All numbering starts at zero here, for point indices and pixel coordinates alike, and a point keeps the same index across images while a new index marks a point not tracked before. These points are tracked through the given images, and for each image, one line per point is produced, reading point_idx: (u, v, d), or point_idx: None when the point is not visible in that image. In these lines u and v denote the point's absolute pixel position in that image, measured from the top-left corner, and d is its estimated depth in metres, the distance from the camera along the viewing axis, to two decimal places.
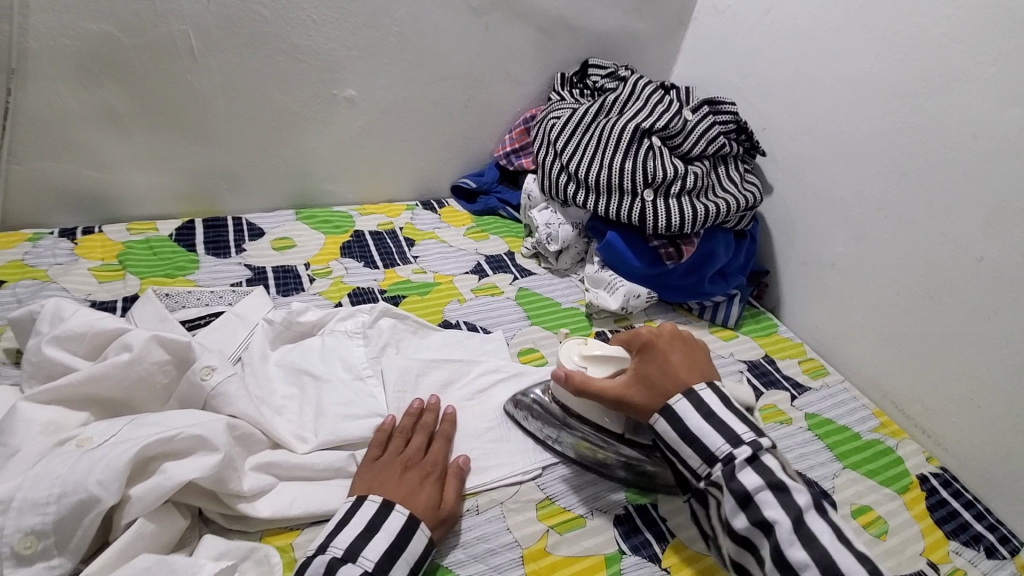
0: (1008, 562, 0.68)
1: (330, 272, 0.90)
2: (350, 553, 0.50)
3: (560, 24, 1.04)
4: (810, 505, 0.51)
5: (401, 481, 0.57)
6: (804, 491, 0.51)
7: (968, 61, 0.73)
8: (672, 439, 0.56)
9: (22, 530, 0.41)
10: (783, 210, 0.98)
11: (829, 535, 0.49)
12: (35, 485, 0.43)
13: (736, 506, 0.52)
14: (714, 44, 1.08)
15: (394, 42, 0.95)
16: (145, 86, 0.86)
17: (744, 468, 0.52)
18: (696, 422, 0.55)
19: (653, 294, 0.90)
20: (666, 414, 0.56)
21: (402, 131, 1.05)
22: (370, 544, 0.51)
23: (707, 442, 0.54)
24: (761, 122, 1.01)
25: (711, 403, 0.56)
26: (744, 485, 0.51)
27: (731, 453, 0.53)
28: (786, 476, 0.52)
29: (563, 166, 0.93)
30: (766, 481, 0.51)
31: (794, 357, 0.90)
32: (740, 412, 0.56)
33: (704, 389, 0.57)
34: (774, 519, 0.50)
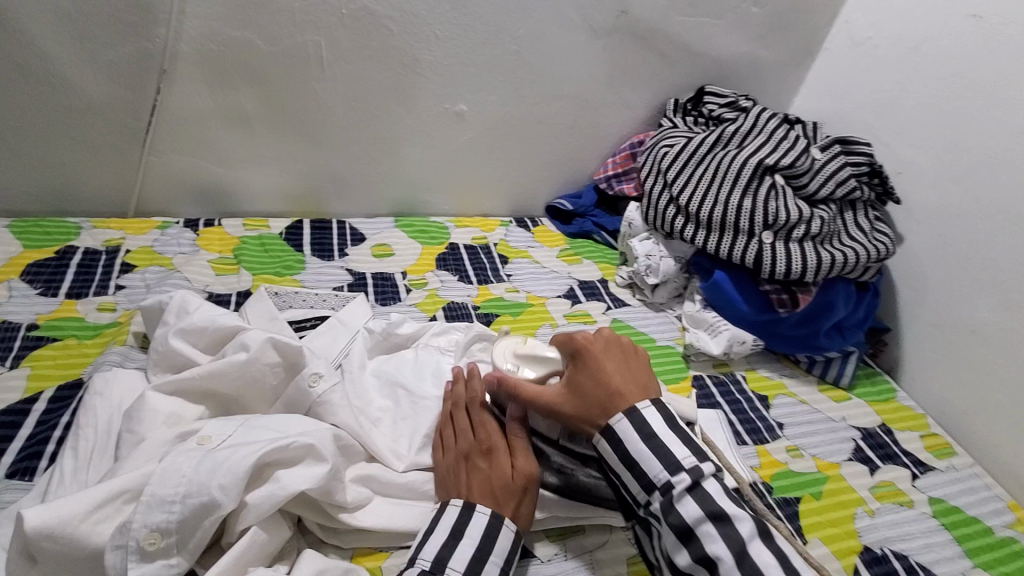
0: None
1: (425, 283, 0.91)
2: (438, 562, 0.50)
3: (679, 48, 1.00)
4: (753, 534, 0.48)
5: (471, 473, 0.57)
6: (748, 519, 0.48)
7: None
8: (614, 462, 0.53)
9: (149, 526, 0.43)
10: (914, 264, 0.89)
11: (774, 566, 0.47)
12: (164, 482, 0.45)
13: (679, 541, 0.50)
14: (847, 77, 1.01)
15: (511, 60, 0.95)
16: (275, 91, 0.90)
17: (682, 498, 0.50)
18: (636, 445, 0.52)
19: (759, 341, 0.84)
20: (607, 434, 0.53)
21: (506, 148, 1.05)
22: (456, 553, 0.51)
23: (646, 469, 0.51)
24: (897, 165, 0.92)
25: (639, 438, 0.52)
26: (684, 516, 0.49)
27: (669, 482, 0.50)
28: (727, 504, 0.49)
29: (673, 197, 0.89)
30: (705, 512, 0.49)
31: (915, 430, 0.81)
32: (685, 433, 0.54)
33: (619, 421, 0.53)
34: (716, 556, 0.47)
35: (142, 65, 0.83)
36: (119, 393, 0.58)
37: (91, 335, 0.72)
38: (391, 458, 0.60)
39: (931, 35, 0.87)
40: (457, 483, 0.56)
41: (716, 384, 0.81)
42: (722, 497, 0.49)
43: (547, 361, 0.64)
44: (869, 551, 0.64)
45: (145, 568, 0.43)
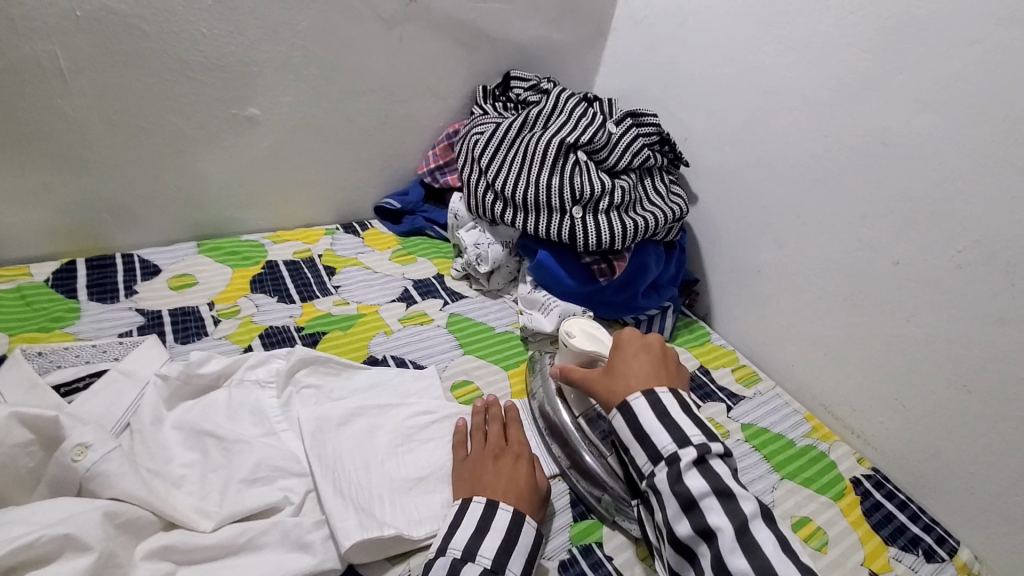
0: (947, 563, 0.69)
1: (237, 311, 0.82)
2: (469, 550, 0.53)
3: (477, 35, 1.00)
4: (755, 514, 0.50)
5: (496, 469, 0.61)
6: (752, 500, 0.51)
7: (880, 68, 0.73)
8: (625, 436, 0.57)
9: None
10: (709, 219, 0.99)
11: (772, 545, 0.48)
12: None
13: (680, 511, 0.51)
14: (635, 55, 1.08)
15: (300, 56, 0.88)
16: (8, 112, 0.74)
17: (689, 470, 0.52)
18: (648, 420, 0.56)
19: (588, 311, 0.88)
20: (622, 409, 0.58)
21: (317, 152, 0.98)
22: (485, 542, 0.54)
23: (656, 441, 0.54)
24: (684, 132, 1.01)
25: (641, 413, 0.56)
26: (689, 487, 0.51)
27: (676, 453, 0.53)
28: (732, 483, 0.51)
29: (489, 184, 0.90)
30: (711, 486, 0.51)
31: (727, 365, 0.91)
32: (696, 416, 0.57)
33: (636, 398, 0.57)
34: (716, 526, 0.49)
35: None
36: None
37: None
38: (197, 521, 0.53)
39: (693, 12, 0.96)
40: (484, 476, 0.60)
41: None
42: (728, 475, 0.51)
43: (600, 342, 0.69)
44: None
45: None
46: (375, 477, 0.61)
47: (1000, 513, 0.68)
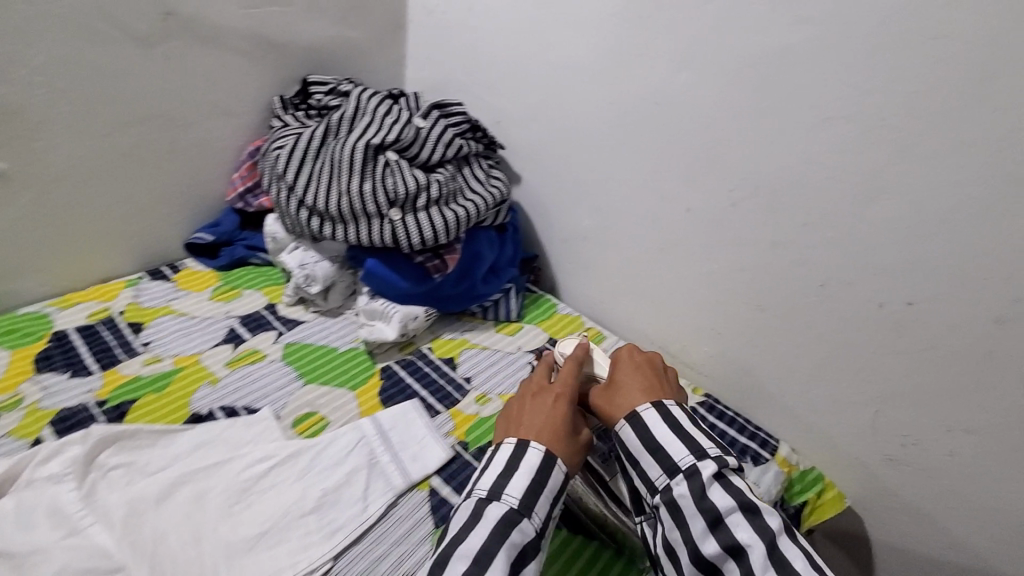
0: (771, 462, 0.78)
1: (18, 400, 0.70)
2: (494, 492, 0.54)
3: (258, 43, 0.93)
4: (779, 529, 0.51)
5: (529, 411, 0.62)
6: (773, 514, 0.52)
7: (641, 35, 0.78)
8: (635, 447, 0.58)
9: None
10: (535, 196, 1.02)
11: (801, 560, 0.49)
12: None
13: (706, 529, 0.52)
14: (434, 44, 1.07)
15: (37, 92, 0.75)
16: None
17: (712, 485, 0.53)
18: (661, 432, 0.58)
19: (431, 310, 0.87)
20: (632, 422, 0.59)
21: (93, 197, 0.86)
22: (511, 481, 0.54)
23: (671, 453, 0.56)
24: (495, 115, 1.03)
25: (656, 428, 0.58)
26: (716, 504, 0.52)
27: (695, 467, 0.55)
28: (754, 498, 0.53)
29: (300, 200, 0.84)
30: (737, 502, 0.52)
31: (575, 332, 0.95)
32: (707, 431, 0.59)
33: (646, 411, 0.59)
34: (746, 542, 0.50)
35: None
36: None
37: None
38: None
39: None
40: (516, 419, 0.62)
41: (404, 367, 0.82)
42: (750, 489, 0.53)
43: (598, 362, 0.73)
44: None
45: None
46: (207, 546, 0.56)
47: (807, 407, 0.78)
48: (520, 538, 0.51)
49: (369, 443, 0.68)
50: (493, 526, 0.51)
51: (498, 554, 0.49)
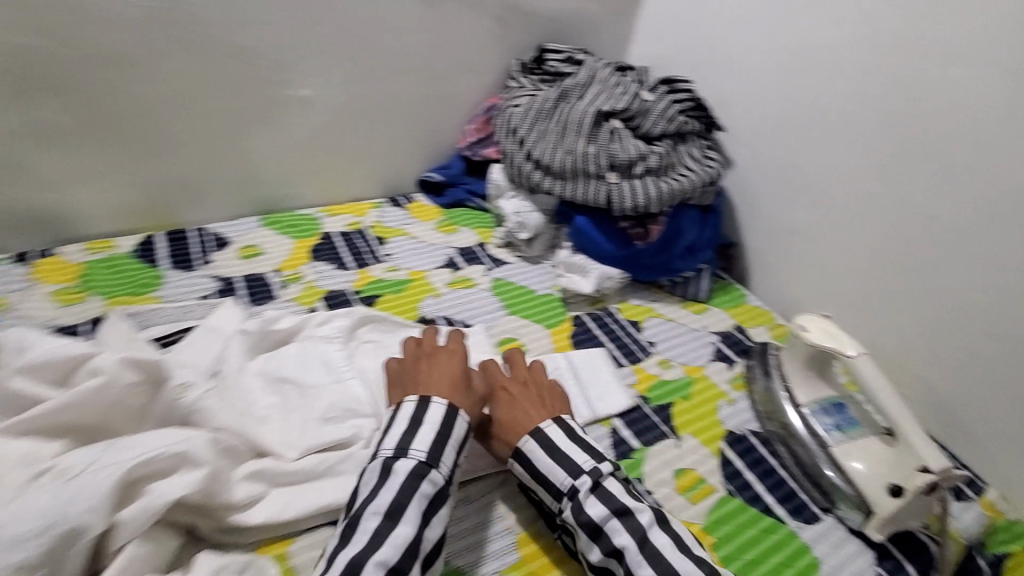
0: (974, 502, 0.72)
1: (300, 277, 0.89)
2: (400, 449, 0.54)
3: (513, 11, 1.03)
4: (651, 522, 0.54)
5: (432, 373, 0.62)
6: (646, 509, 0.55)
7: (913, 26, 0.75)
8: (528, 479, 0.59)
9: (9, 568, 0.41)
10: (744, 183, 1.01)
11: (670, 547, 0.52)
12: (16, 519, 0.42)
13: (591, 540, 0.54)
14: (669, 22, 1.09)
15: (349, 38, 0.93)
16: (91, 98, 0.81)
17: (590, 499, 0.55)
18: (541, 460, 0.58)
19: (625, 274, 0.92)
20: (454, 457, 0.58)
21: (364, 129, 1.03)
22: (418, 436, 0.55)
23: (554, 479, 0.57)
24: (719, 97, 1.03)
25: (555, 438, 0.58)
26: (591, 515, 0.54)
27: (573, 487, 0.56)
28: (628, 499, 0.55)
29: (528, 153, 0.94)
30: (611, 510, 0.54)
31: (764, 325, 0.93)
32: (585, 441, 0.59)
33: (549, 426, 0.59)
34: (624, 547, 0.52)
35: None
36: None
37: None
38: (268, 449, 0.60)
39: None
40: (415, 378, 0.62)
41: (593, 319, 0.89)
42: (694, 483, 0.56)
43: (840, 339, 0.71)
44: (731, 434, 0.74)
45: None
46: None
47: None
48: (430, 487, 0.52)
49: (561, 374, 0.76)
50: (403, 480, 0.51)
51: (410, 506, 0.51)
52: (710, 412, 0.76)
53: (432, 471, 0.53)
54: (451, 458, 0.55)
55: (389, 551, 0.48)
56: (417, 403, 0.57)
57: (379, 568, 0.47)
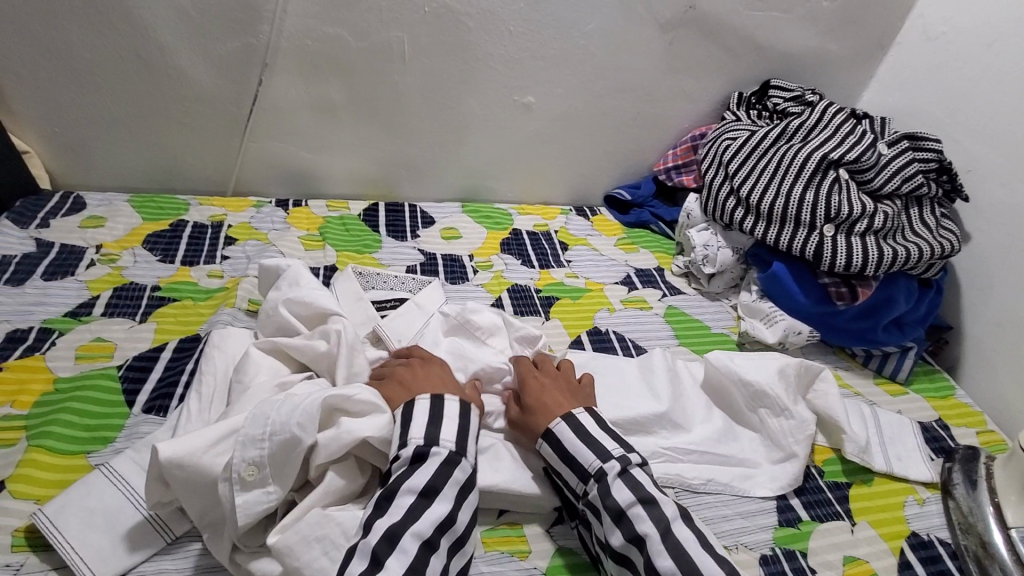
0: None
1: (491, 265, 0.97)
2: (459, 448, 0.55)
3: (746, 43, 1.00)
4: (676, 515, 0.53)
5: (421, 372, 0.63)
6: (673, 504, 0.54)
7: None
8: (555, 463, 0.59)
9: (247, 460, 0.51)
10: (982, 263, 0.89)
11: (692, 542, 0.51)
12: (254, 424, 0.52)
13: (612, 523, 0.53)
14: (921, 71, 0.99)
15: (579, 54, 0.97)
16: (361, 82, 0.96)
17: (615, 483, 0.55)
18: (570, 442, 0.58)
19: (815, 333, 0.85)
20: (553, 437, 0.59)
21: (571, 139, 1.08)
22: (442, 427, 0.56)
23: (581, 460, 0.57)
24: (969, 163, 0.91)
25: (585, 424, 0.59)
26: (617, 500, 0.54)
27: (601, 470, 0.56)
28: (654, 491, 0.54)
29: (733, 189, 0.91)
30: (637, 497, 0.53)
31: (973, 427, 0.81)
32: (613, 432, 0.60)
33: (581, 413, 0.61)
34: (645, 534, 0.51)
35: (247, 59, 0.91)
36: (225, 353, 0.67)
37: (204, 297, 0.80)
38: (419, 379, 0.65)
39: (1012, 31, 0.85)
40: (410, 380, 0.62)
41: None
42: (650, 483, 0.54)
43: None
44: (917, 536, 0.66)
45: (248, 496, 0.51)
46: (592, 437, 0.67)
47: None
48: (461, 475, 0.54)
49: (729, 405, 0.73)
50: (437, 466, 0.53)
51: (444, 489, 0.52)
52: (893, 505, 0.69)
53: (462, 462, 0.55)
54: (473, 450, 0.57)
55: (426, 523, 0.50)
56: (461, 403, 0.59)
57: (415, 538, 0.49)
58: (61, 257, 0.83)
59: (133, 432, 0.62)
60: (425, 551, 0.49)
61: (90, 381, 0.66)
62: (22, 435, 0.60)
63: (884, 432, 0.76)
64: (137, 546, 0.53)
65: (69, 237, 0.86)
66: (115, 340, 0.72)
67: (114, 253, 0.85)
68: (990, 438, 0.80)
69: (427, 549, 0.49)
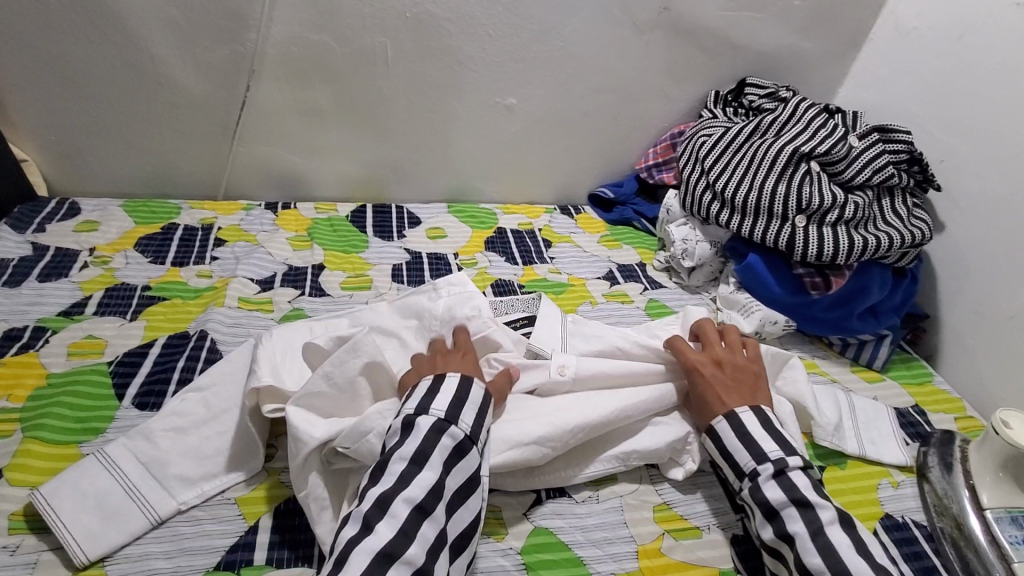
0: None
1: (475, 262, 0.99)
2: (450, 415, 0.55)
3: (722, 42, 1.03)
4: (833, 519, 0.54)
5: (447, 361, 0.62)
6: (828, 507, 0.54)
7: None
8: (715, 454, 0.63)
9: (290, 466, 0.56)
10: (956, 251, 0.91)
11: (848, 546, 0.52)
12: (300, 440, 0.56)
13: (764, 518, 0.57)
14: (894, 67, 1.01)
15: (558, 56, 1.00)
16: (346, 87, 0.99)
17: (768, 482, 0.57)
18: (731, 441, 0.61)
19: (791, 322, 0.86)
20: (711, 432, 0.63)
21: (553, 139, 1.10)
22: (436, 399, 0.56)
23: (737, 458, 0.60)
24: (940, 154, 0.93)
25: (747, 423, 0.61)
26: (768, 497, 0.57)
27: (755, 470, 0.59)
28: (811, 494, 0.55)
29: (709, 184, 0.93)
30: (789, 498, 0.56)
31: (950, 412, 0.82)
32: (779, 433, 0.61)
33: (745, 412, 0.62)
34: (796, 533, 0.54)
35: (237, 67, 0.94)
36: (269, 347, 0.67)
37: (193, 296, 0.83)
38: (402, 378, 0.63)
39: (977, 25, 0.87)
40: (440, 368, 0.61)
41: None
42: (806, 486, 0.56)
43: None
44: (891, 518, 0.67)
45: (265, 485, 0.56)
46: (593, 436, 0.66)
47: None
48: (450, 441, 0.53)
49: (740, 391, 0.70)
50: (422, 435, 0.53)
51: (433, 456, 0.52)
52: (868, 489, 0.70)
53: (452, 429, 0.54)
54: (468, 421, 0.56)
55: (416, 491, 0.50)
56: (461, 378, 0.59)
57: (405, 504, 0.49)
58: (56, 259, 0.85)
59: (123, 423, 0.64)
60: (417, 515, 0.49)
61: (82, 376, 0.69)
62: (17, 426, 0.62)
63: (858, 417, 0.77)
64: (123, 530, 0.55)
65: (64, 241, 0.89)
66: (107, 337, 0.74)
67: (106, 256, 0.87)
68: (966, 423, 0.81)
69: (419, 515, 0.49)
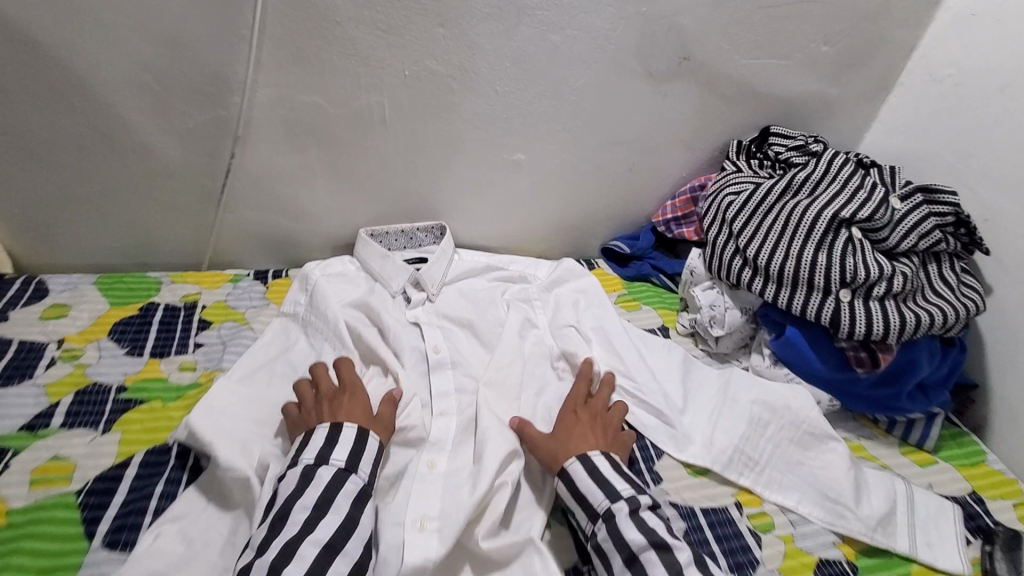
0: None
1: None
2: (351, 465, 0.61)
3: (745, 91, 0.96)
4: (689, 560, 0.56)
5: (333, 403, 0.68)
6: (685, 548, 0.57)
7: None
8: (567, 496, 0.64)
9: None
10: (1007, 318, 0.84)
11: None
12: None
13: (623, 565, 0.56)
14: (927, 114, 0.95)
15: (570, 110, 0.93)
16: (340, 149, 0.90)
17: (625, 523, 0.58)
18: (581, 480, 0.63)
19: (835, 402, 0.80)
20: (562, 476, 0.64)
21: (564, 194, 1.03)
22: (336, 450, 0.62)
23: (591, 499, 0.62)
24: (984, 212, 0.87)
25: (601, 467, 0.64)
26: (628, 539, 0.57)
27: (609, 509, 0.60)
28: (667, 536, 0.57)
29: (739, 249, 0.86)
30: (648, 540, 0.57)
31: (1008, 499, 0.76)
32: (627, 475, 0.65)
33: (597, 455, 0.66)
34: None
35: (219, 131, 0.85)
36: (229, 423, 0.67)
37: (175, 397, 0.74)
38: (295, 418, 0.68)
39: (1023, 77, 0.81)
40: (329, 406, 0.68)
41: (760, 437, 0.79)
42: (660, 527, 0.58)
43: None
44: None
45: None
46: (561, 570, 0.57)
47: None
48: (354, 486, 0.59)
49: (638, 393, 0.80)
50: (321, 491, 0.57)
51: (337, 504, 0.57)
52: None
53: (353, 476, 0.60)
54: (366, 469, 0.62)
55: (325, 531, 0.55)
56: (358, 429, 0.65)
57: (314, 546, 0.53)
58: (20, 356, 0.76)
59: (94, 572, 0.56)
60: (327, 555, 0.53)
61: (46, 512, 0.60)
62: None
63: (918, 513, 0.70)
64: None
65: (28, 331, 0.80)
66: (75, 457, 0.65)
67: (76, 348, 0.79)
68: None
69: (326, 553, 0.53)
